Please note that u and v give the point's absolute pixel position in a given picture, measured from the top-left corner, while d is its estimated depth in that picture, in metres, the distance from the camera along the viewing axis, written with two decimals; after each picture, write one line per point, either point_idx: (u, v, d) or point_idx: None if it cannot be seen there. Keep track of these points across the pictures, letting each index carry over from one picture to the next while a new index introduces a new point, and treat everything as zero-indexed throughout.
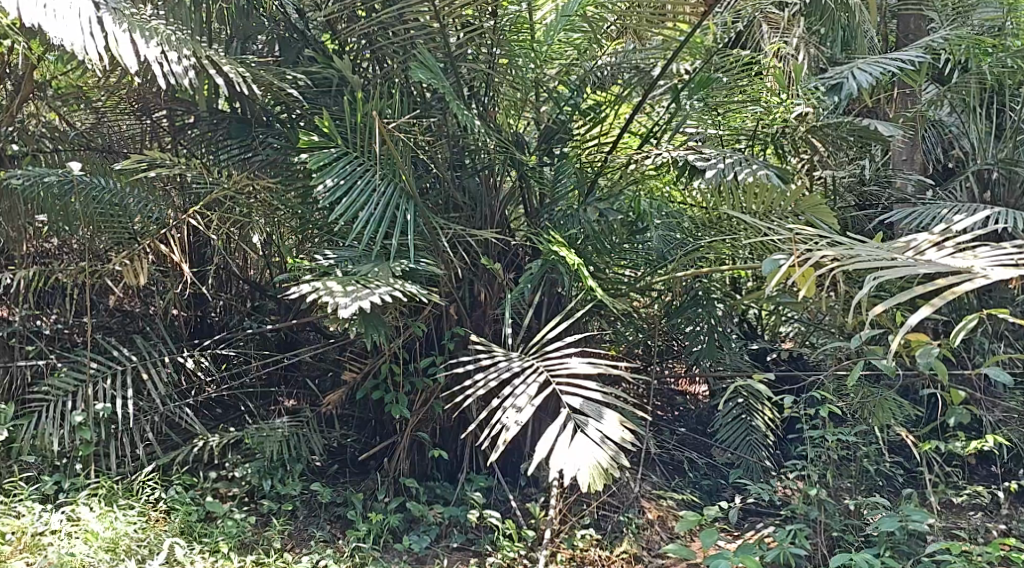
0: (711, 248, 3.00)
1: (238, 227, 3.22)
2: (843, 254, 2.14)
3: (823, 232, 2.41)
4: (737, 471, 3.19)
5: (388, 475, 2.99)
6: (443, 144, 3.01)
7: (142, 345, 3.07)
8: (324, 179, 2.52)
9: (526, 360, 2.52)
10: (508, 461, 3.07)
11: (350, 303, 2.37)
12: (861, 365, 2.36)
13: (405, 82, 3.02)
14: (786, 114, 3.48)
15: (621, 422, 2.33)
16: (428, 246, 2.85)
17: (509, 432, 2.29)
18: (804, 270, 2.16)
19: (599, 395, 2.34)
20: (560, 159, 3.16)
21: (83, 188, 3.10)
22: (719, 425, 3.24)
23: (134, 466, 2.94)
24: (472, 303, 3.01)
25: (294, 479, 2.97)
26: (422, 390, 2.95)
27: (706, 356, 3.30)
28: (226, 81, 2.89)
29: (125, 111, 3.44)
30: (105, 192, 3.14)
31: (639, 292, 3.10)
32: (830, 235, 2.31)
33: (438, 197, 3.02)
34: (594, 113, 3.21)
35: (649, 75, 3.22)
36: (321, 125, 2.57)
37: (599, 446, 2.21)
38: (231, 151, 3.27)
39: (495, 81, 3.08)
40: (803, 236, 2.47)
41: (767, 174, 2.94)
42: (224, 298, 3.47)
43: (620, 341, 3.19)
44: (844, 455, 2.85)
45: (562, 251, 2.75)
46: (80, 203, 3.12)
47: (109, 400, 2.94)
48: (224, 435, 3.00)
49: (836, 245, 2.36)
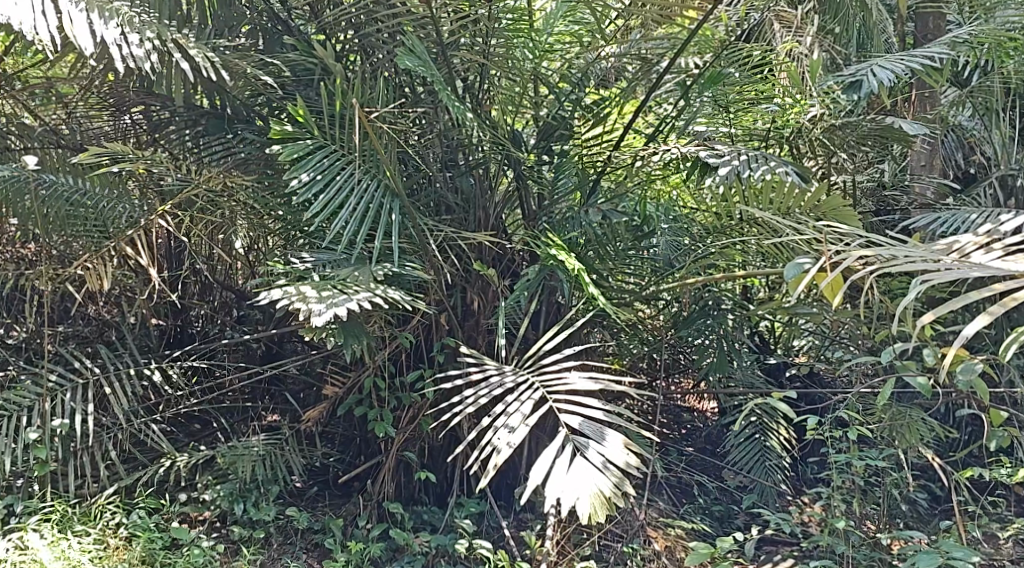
0: (721, 254, 2.77)
1: (214, 229, 2.99)
2: (886, 257, 1.91)
3: (858, 229, 2.16)
4: (750, 496, 2.96)
5: (371, 499, 2.76)
6: (435, 140, 2.79)
7: (106, 356, 2.83)
8: (299, 174, 2.30)
9: (520, 374, 2.28)
10: (502, 483, 2.84)
11: (324, 311, 2.15)
12: (891, 382, 2.14)
13: (396, 73, 2.79)
14: (800, 116, 3.25)
15: (626, 445, 2.08)
16: (416, 251, 2.63)
17: (500, 455, 2.04)
18: (835, 276, 1.91)
19: (601, 414, 2.09)
20: (561, 156, 2.96)
21: (48, 189, 2.91)
22: (730, 446, 3.02)
23: (95, 487, 2.73)
24: (464, 312, 2.79)
25: (269, 503, 2.75)
26: (409, 407, 2.72)
27: (715, 369, 3.06)
28: (196, 67, 2.66)
29: (99, 105, 3.21)
30: (75, 192, 2.95)
31: (643, 299, 2.90)
32: (864, 235, 2.05)
33: (429, 199, 2.80)
34: (596, 111, 2.99)
35: (654, 68, 2.96)
36: (295, 114, 2.33)
37: (602, 472, 1.97)
38: (213, 148, 3.05)
39: (490, 72, 2.84)
40: (832, 235, 2.26)
41: (786, 171, 2.67)
42: (204, 307, 3.24)
43: (624, 354, 2.97)
44: (869, 481, 2.62)
45: (561, 255, 2.51)
46: (45, 203, 2.92)
47: (69, 415, 2.71)
48: (194, 455, 2.78)
49: (874, 245, 2.10)
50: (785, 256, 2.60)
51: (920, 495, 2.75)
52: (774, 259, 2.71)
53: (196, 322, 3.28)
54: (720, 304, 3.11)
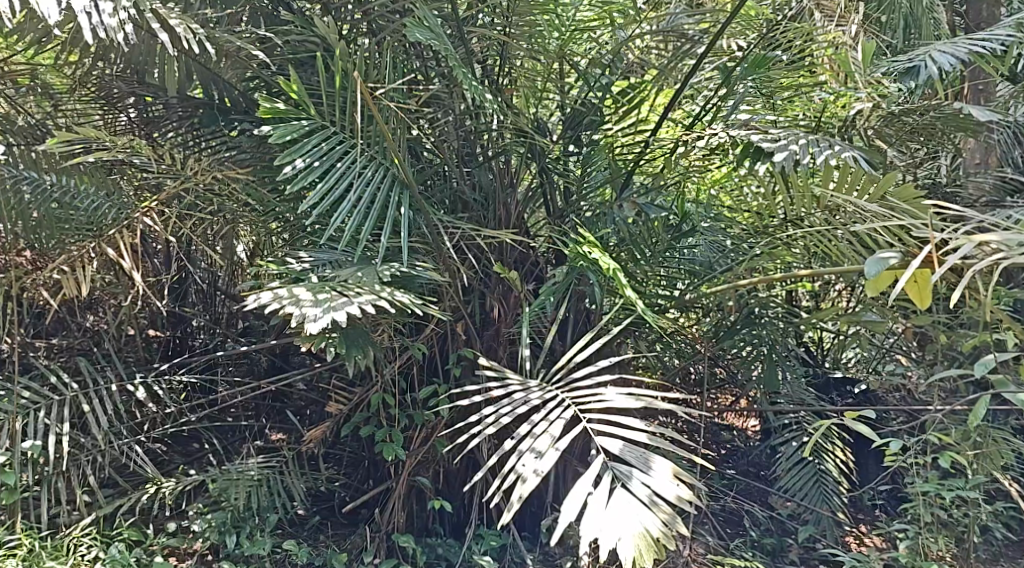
0: (769, 256, 2.47)
1: (205, 228, 2.72)
2: (1004, 243, 1.61)
3: (967, 211, 1.81)
4: (804, 527, 2.66)
5: (379, 530, 2.48)
6: (452, 128, 2.50)
7: (86, 370, 2.55)
8: (294, 159, 2.01)
9: (548, 390, 1.98)
10: (526, 513, 2.55)
11: (319, 316, 1.86)
12: (985, 400, 1.85)
13: (408, 51, 2.48)
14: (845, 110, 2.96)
15: (676, 474, 1.77)
16: (429, 250, 2.35)
17: (526, 485, 1.75)
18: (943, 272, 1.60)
19: (645, 437, 1.79)
20: (590, 147, 2.67)
21: (35, 191, 2.66)
22: (780, 471, 2.72)
23: (73, 516, 2.45)
24: (484, 320, 2.50)
25: (265, 534, 2.47)
26: (422, 426, 2.44)
27: (762, 383, 2.82)
28: (177, 42, 2.38)
29: (85, 98, 2.89)
30: (64, 192, 2.68)
31: (682, 307, 2.62)
32: (970, 219, 1.73)
33: (445, 195, 2.52)
34: (630, 95, 2.67)
35: (695, 48, 2.70)
36: (290, 89, 2.03)
37: (647, 508, 1.66)
38: (210, 142, 2.78)
39: (512, 52, 2.57)
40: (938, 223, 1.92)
41: (854, 157, 2.39)
42: (203, 316, 2.97)
43: (659, 367, 2.71)
44: (942, 513, 2.32)
45: (594, 253, 2.23)
46: (31, 204, 2.66)
47: (43, 435, 2.43)
48: (182, 481, 2.50)
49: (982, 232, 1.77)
50: (837, 255, 2.33)
51: (996, 526, 2.45)
52: (825, 257, 2.46)
53: (197, 334, 3.01)
54: (767, 313, 2.78)
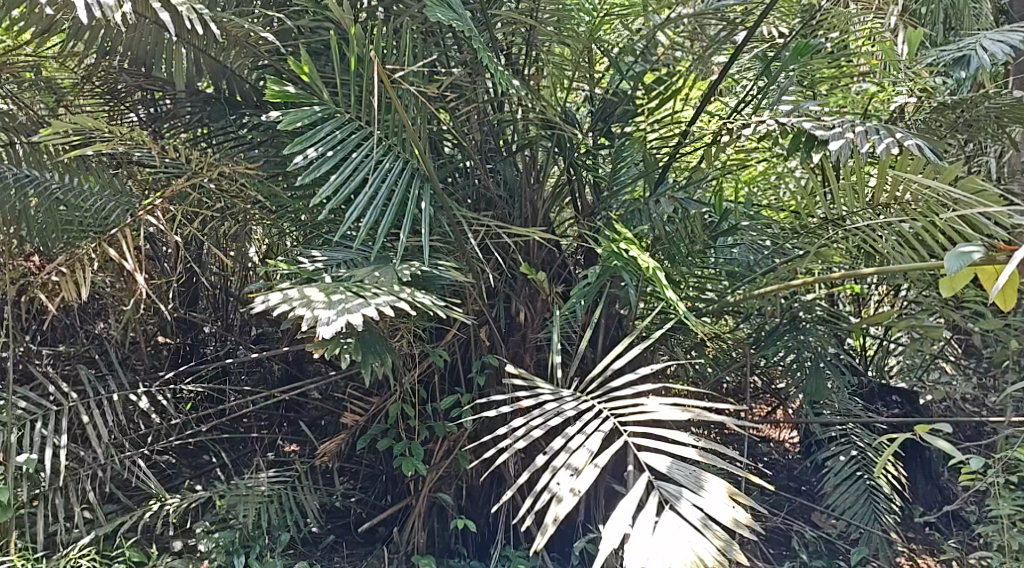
0: (817, 256, 2.28)
1: (213, 227, 2.56)
2: None
3: None
4: (856, 548, 2.47)
5: (398, 550, 2.33)
6: (475, 121, 2.34)
7: (87, 378, 2.39)
8: (305, 147, 1.86)
9: (583, 400, 1.81)
10: (556, 533, 2.38)
11: (333, 318, 1.71)
12: None
13: (428, 38, 2.32)
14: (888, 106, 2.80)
15: (731, 495, 1.59)
16: (452, 250, 2.19)
17: (562, 507, 1.58)
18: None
19: (694, 452, 1.61)
20: (622, 139, 2.50)
21: (41, 192, 2.46)
22: (828, 488, 2.54)
23: (72, 536, 2.30)
24: (509, 325, 2.34)
25: (276, 555, 2.31)
26: (444, 439, 2.29)
27: (810, 394, 2.60)
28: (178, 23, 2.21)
29: (93, 95, 2.72)
30: (70, 193, 2.48)
31: (718, 313, 2.41)
32: None
33: (468, 192, 2.36)
34: (664, 84, 2.48)
35: (734, 34, 2.52)
36: (300, 71, 1.87)
37: (700, 533, 1.48)
38: (220, 137, 2.61)
39: (538, 39, 2.40)
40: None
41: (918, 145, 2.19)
42: (214, 323, 2.82)
43: (695, 375, 2.53)
44: None
45: (632, 250, 2.05)
46: (37, 206, 2.46)
47: (40, 448, 2.29)
48: (187, 497, 2.35)
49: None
50: (895, 252, 2.14)
51: None
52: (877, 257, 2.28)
53: (208, 342, 2.86)
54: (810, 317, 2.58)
